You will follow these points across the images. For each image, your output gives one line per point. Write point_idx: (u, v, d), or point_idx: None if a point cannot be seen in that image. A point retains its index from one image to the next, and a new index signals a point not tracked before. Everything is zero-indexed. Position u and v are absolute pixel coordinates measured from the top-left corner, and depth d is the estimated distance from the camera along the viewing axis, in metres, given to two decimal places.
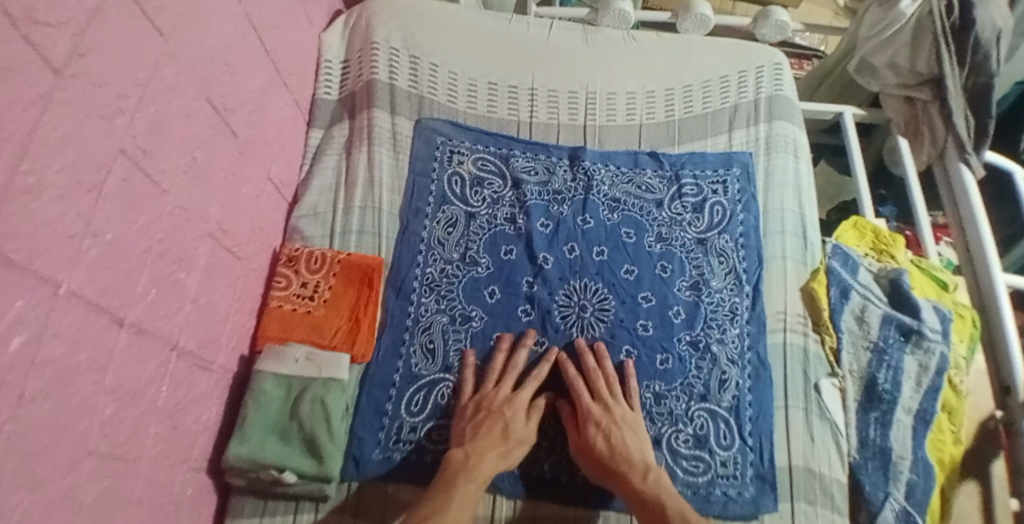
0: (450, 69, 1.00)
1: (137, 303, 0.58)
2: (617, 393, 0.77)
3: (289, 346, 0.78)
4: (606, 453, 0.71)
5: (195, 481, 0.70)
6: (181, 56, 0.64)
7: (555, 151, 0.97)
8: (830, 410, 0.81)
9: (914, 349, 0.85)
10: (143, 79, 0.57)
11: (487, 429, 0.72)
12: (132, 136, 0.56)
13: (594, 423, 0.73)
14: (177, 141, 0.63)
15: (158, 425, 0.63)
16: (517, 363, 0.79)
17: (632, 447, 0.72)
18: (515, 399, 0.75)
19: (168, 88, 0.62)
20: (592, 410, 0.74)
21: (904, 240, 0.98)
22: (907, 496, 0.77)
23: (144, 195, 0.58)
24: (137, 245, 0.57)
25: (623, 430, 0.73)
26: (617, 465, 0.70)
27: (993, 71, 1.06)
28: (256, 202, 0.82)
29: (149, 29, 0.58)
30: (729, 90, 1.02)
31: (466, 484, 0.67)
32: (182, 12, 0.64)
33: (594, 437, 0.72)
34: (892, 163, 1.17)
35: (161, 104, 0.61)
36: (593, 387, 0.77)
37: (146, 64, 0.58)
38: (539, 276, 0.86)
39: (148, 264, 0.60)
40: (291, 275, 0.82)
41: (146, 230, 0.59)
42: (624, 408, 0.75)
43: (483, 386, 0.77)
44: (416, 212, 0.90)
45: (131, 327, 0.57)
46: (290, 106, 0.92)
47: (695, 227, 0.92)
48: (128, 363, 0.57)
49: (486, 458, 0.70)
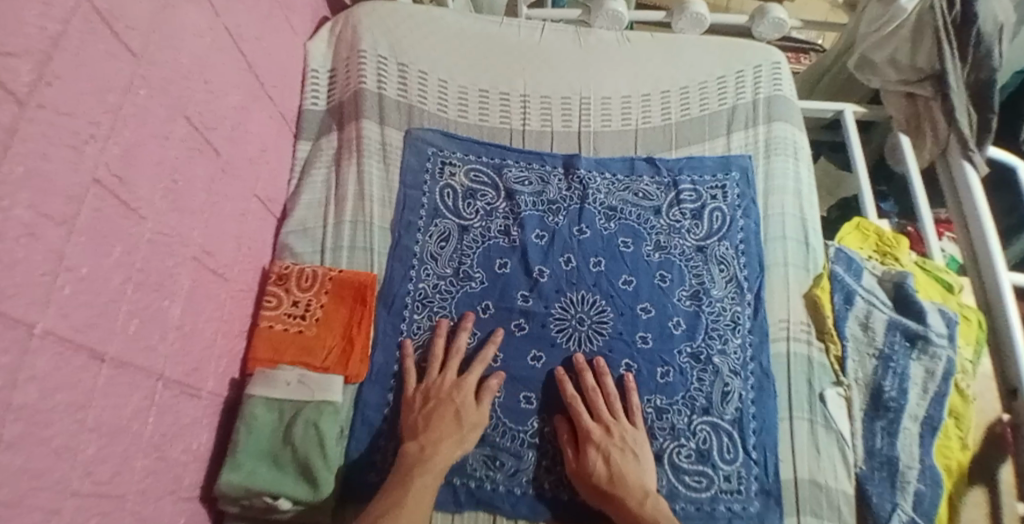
0: (439, 77, 0.97)
1: (117, 335, 0.56)
2: (618, 411, 0.76)
3: (281, 368, 0.75)
4: (605, 476, 0.70)
5: (186, 511, 0.69)
6: (154, 75, 0.61)
7: (549, 158, 0.94)
8: (836, 419, 0.80)
9: (921, 355, 0.83)
10: (114, 104, 0.55)
11: (437, 418, 0.73)
12: (105, 163, 0.54)
13: (594, 444, 0.72)
14: (152, 165, 0.61)
15: (145, 458, 0.61)
16: (459, 347, 0.79)
17: (632, 470, 0.71)
18: (461, 384, 0.76)
19: (141, 110, 0.59)
20: (592, 432, 0.73)
21: (908, 241, 0.96)
22: (915, 506, 0.76)
23: (120, 224, 0.56)
24: (114, 277, 0.55)
25: (624, 452, 0.72)
26: (617, 489, 0.69)
27: (995, 66, 1.03)
28: (241, 221, 0.79)
29: (118, 49, 0.56)
30: (726, 91, 0.99)
31: (424, 475, 0.67)
32: (154, 29, 0.61)
33: (595, 460, 0.71)
34: (893, 161, 1.15)
35: (135, 128, 0.58)
36: (593, 405, 0.76)
37: (117, 87, 0.55)
38: (535, 289, 0.84)
39: (127, 294, 0.57)
40: (282, 293, 0.79)
41: (122, 260, 0.56)
42: (625, 427, 0.74)
43: (427, 375, 0.77)
44: (408, 225, 0.88)
45: (112, 362, 0.55)
46: (274, 119, 0.90)
47: (694, 234, 0.89)
48: (109, 399, 0.55)
49: (441, 447, 0.70)
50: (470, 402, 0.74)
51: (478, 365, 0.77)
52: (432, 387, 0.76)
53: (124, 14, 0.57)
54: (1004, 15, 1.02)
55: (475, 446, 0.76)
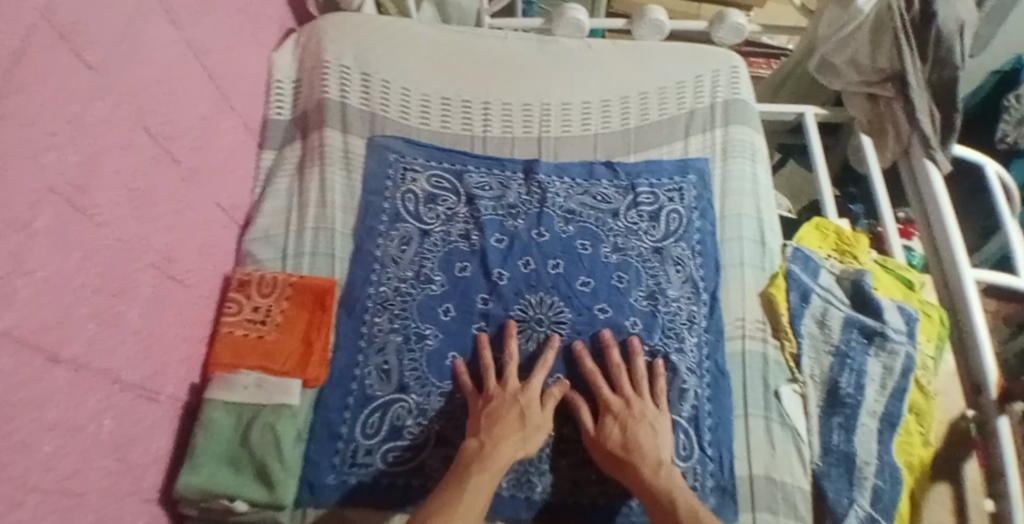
0: (402, 85, 0.99)
1: (74, 338, 0.57)
2: (640, 388, 0.77)
3: (240, 372, 0.77)
4: (619, 444, 0.71)
5: (146, 512, 0.70)
6: (117, 86, 0.64)
7: (509, 164, 0.96)
8: (791, 416, 0.81)
9: (879, 351, 0.84)
10: (75, 113, 0.57)
11: (502, 418, 0.73)
12: (65, 172, 0.55)
13: (611, 414, 0.74)
14: (112, 176, 0.63)
15: (105, 459, 0.62)
16: (512, 353, 0.80)
17: (648, 439, 0.72)
18: (527, 388, 0.76)
19: (102, 121, 0.61)
20: (611, 402, 0.75)
21: (868, 240, 0.97)
22: (872, 502, 0.76)
23: (80, 230, 0.58)
24: (73, 279, 0.57)
25: (641, 423, 0.73)
26: (632, 456, 0.70)
27: (958, 65, 1.04)
28: (204, 228, 0.81)
29: (78, 64, 0.58)
30: (685, 96, 1.01)
31: (481, 473, 0.66)
32: (117, 44, 0.64)
33: (611, 426, 0.73)
34: (857, 163, 1.17)
35: (97, 136, 0.60)
36: (616, 380, 0.78)
37: (79, 97, 0.58)
38: (494, 292, 0.86)
39: (87, 298, 0.59)
40: (242, 299, 0.81)
41: (82, 264, 0.58)
42: (646, 404, 0.76)
43: (486, 385, 0.77)
44: (369, 230, 0.89)
45: (69, 363, 0.56)
46: (239, 129, 0.92)
47: (652, 236, 0.91)
48: (69, 400, 0.56)
49: (501, 446, 0.70)
50: (534, 405, 0.74)
51: (541, 370, 0.78)
52: (495, 391, 0.76)
53: (86, 28, 0.59)
54: (967, 12, 1.02)
55: (435, 447, 0.78)
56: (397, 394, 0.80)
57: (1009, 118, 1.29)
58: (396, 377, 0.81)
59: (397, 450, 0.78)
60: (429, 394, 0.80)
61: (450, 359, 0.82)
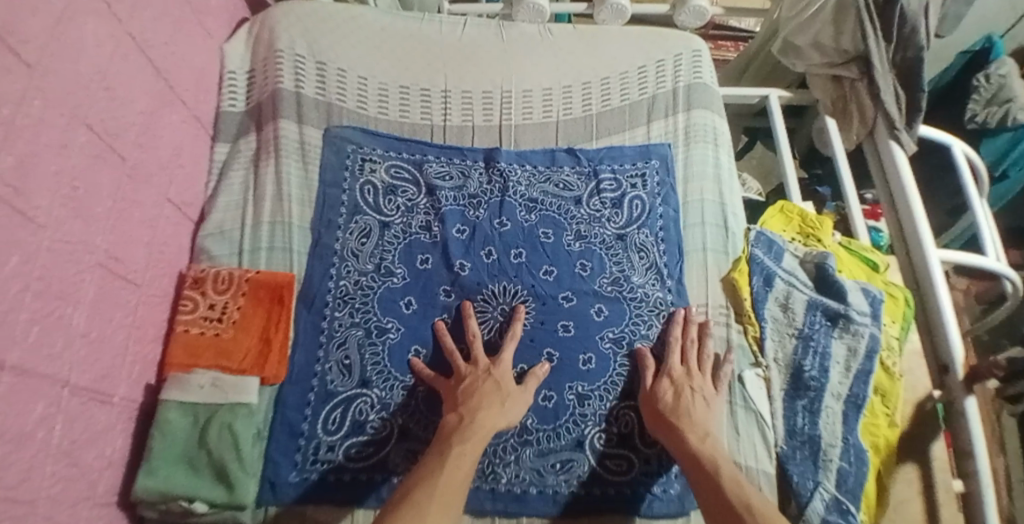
0: (359, 74, 0.99)
1: (16, 343, 0.54)
2: (704, 365, 0.80)
3: (195, 372, 0.75)
4: (672, 405, 0.74)
5: (103, 516, 0.68)
6: (51, 86, 0.60)
7: (469, 153, 0.96)
8: (754, 400, 0.81)
9: (843, 333, 0.85)
10: (6, 116, 0.53)
11: (477, 391, 0.73)
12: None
13: (670, 379, 0.77)
14: (50, 174, 0.59)
15: (55, 465, 0.59)
16: (474, 332, 0.80)
17: (700, 410, 0.74)
18: (497, 362, 0.76)
19: (37, 121, 0.57)
20: (674, 369, 0.78)
21: (831, 222, 0.98)
22: (837, 484, 0.76)
23: (16, 233, 0.54)
24: (11, 285, 0.53)
25: (696, 395, 0.75)
26: (681, 419, 0.72)
27: (922, 45, 1.03)
28: (153, 226, 0.79)
29: (13, 62, 0.54)
30: (647, 80, 1.02)
31: (461, 443, 0.66)
32: (49, 42, 0.60)
33: (665, 389, 0.76)
34: (821, 145, 1.18)
35: (30, 139, 0.56)
36: (683, 352, 0.81)
37: (9, 100, 0.54)
38: (456, 283, 0.85)
39: (26, 303, 0.55)
40: (198, 297, 0.79)
41: (20, 269, 0.54)
42: (705, 380, 0.78)
43: (455, 363, 0.77)
44: (328, 223, 0.88)
45: (12, 369, 0.53)
46: (188, 123, 0.89)
47: (614, 223, 0.92)
48: (11, 406, 0.53)
49: (479, 416, 0.70)
50: (508, 377, 0.75)
51: (510, 343, 0.79)
52: (464, 369, 0.76)
53: (20, 27, 0.55)
54: None
55: (398, 441, 0.77)
56: (359, 389, 0.79)
57: (978, 98, 1.30)
58: (357, 372, 0.80)
59: (359, 446, 0.77)
60: (391, 389, 0.79)
61: (412, 351, 0.81)
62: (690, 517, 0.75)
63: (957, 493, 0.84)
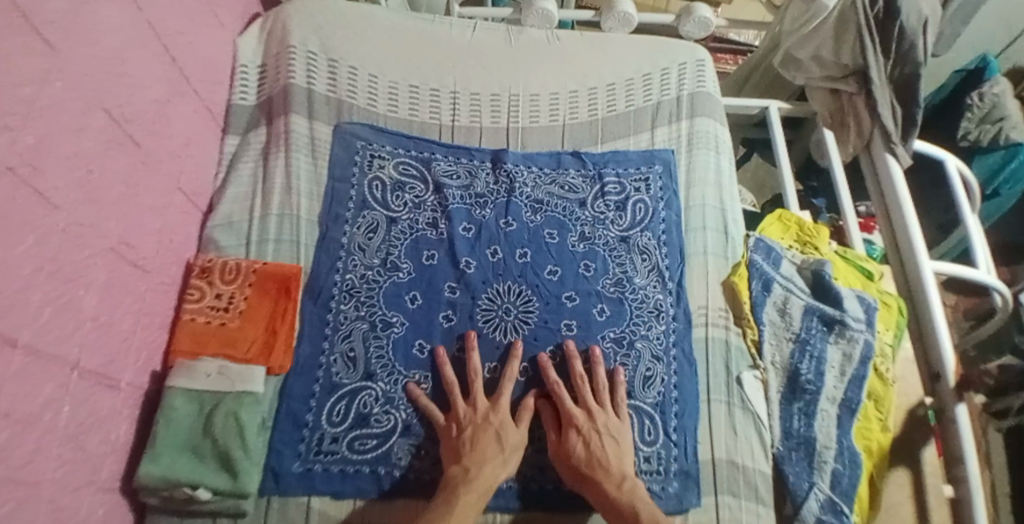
0: (369, 72, 1.01)
1: (28, 324, 0.54)
2: (603, 401, 0.78)
3: (201, 360, 0.76)
4: (584, 457, 0.72)
5: (106, 501, 0.69)
6: (73, 69, 0.61)
7: (476, 153, 0.98)
8: (752, 402, 0.83)
9: (838, 339, 0.87)
10: (28, 96, 0.54)
11: (480, 442, 0.72)
12: (19, 153, 0.53)
13: (574, 427, 0.74)
14: (68, 156, 0.60)
15: (60, 448, 0.60)
16: (476, 369, 0.79)
17: (614, 457, 0.72)
18: (497, 406, 0.76)
19: (55, 103, 0.58)
20: (577, 418, 0.75)
21: (827, 231, 1.01)
22: (832, 485, 0.78)
23: (33, 212, 0.55)
24: (26, 265, 0.54)
25: (606, 438, 0.74)
26: (596, 470, 0.71)
27: (919, 61, 1.06)
28: (163, 214, 0.80)
29: (36, 42, 0.56)
30: (652, 87, 1.04)
31: (468, 494, 0.67)
32: (72, 24, 0.61)
33: (575, 442, 0.73)
34: (819, 157, 1.21)
35: (49, 120, 0.57)
36: (578, 391, 0.78)
37: (31, 79, 0.55)
38: (461, 281, 0.87)
39: (40, 283, 0.56)
40: (205, 286, 0.80)
41: (35, 249, 0.55)
42: (608, 416, 0.76)
43: (454, 404, 0.76)
44: (336, 217, 0.90)
45: (24, 349, 0.53)
46: (199, 113, 0.90)
47: (618, 225, 0.94)
48: (22, 386, 0.53)
49: (485, 469, 0.70)
50: (509, 423, 0.75)
51: (507, 384, 0.78)
52: (465, 414, 0.75)
53: (42, 9, 0.56)
54: (929, 8, 1.05)
55: (401, 436, 0.78)
56: (364, 382, 0.80)
57: (971, 116, 1.34)
58: (362, 365, 0.81)
59: (363, 438, 0.78)
60: (396, 383, 0.80)
61: (416, 345, 0.83)
62: (688, 515, 0.76)
63: (946, 498, 0.87)
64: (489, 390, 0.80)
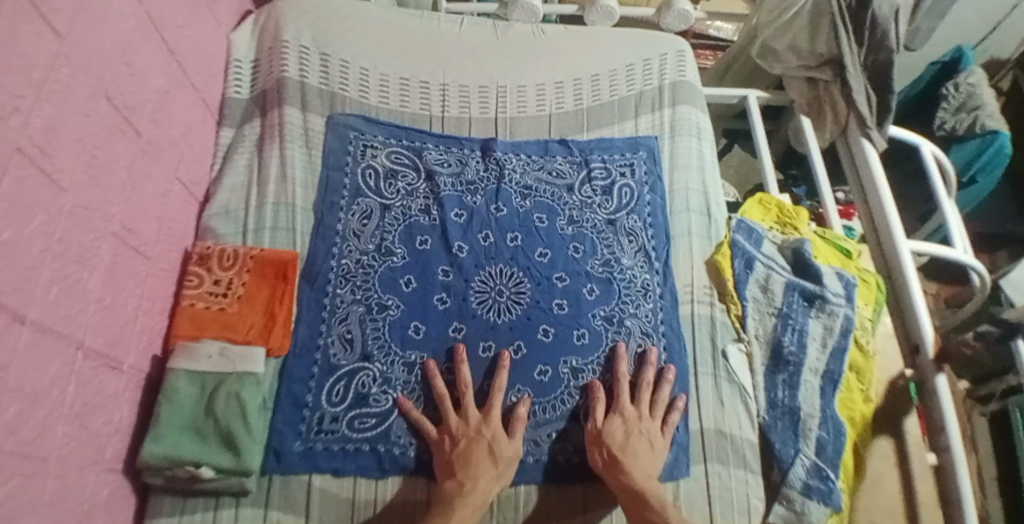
0: (361, 65, 1.04)
1: (36, 302, 0.56)
2: (657, 410, 0.80)
3: (202, 342, 0.78)
4: (620, 446, 0.75)
5: (110, 482, 0.70)
6: (78, 56, 0.64)
7: (467, 143, 1.01)
8: (737, 373, 0.86)
9: (819, 313, 0.90)
10: (36, 80, 0.57)
11: (473, 457, 0.73)
12: (28, 134, 0.55)
13: (623, 418, 0.78)
14: (74, 140, 0.63)
15: (67, 426, 0.62)
16: (465, 381, 0.80)
17: (645, 454, 0.75)
18: (488, 418, 0.77)
19: (63, 88, 0.61)
20: (626, 409, 0.79)
21: (807, 213, 1.05)
22: (818, 452, 0.81)
23: (41, 193, 0.57)
24: (34, 244, 0.56)
25: (644, 439, 0.77)
26: (625, 459, 0.74)
27: (891, 48, 1.10)
28: (163, 203, 0.82)
29: (44, 28, 0.58)
30: (635, 78, 1.08)
31: (464, 508, 0.69)
32: (78, 12, 0.64)
33: (615, 427, 0.77)
34: (797, 143, 1.25)
35: (56, 105, 0.60)
36: (637, 393, 0.81)
37: (39, 64, 0.57)
38: (454, 264, 0.90)
39: (47, 263, 0.58)
40: (203, 273, 0.83)
41: (43, 229, 0.57)
42: (655, 423, 0.79)
43: (446, 418, 0.77)
44: (331, 205, 0.92)
45: (33, 325, 0.56)
46: (196, 105, 0.93)
47: (605, 209, 0.97)
48: (31, 361, 0.55)
49: (478, 483, 0.71)
50: (500, 437, 0.76)
51: (498, 395, 0.78)
52: (458, 428, 0.76)
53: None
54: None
55: (399, 414, 0.80)
56: (361, 363, 0.82)
57: (947, 106, 1.39)
58: (360, 347, 0.83)
59: (362, 417, 0.80)
60: (393, 363, 0.83)
61: (412, 327, 0.85)
62: (679, 484, 0.78)
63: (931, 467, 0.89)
64: (482, 399, 0.81)
